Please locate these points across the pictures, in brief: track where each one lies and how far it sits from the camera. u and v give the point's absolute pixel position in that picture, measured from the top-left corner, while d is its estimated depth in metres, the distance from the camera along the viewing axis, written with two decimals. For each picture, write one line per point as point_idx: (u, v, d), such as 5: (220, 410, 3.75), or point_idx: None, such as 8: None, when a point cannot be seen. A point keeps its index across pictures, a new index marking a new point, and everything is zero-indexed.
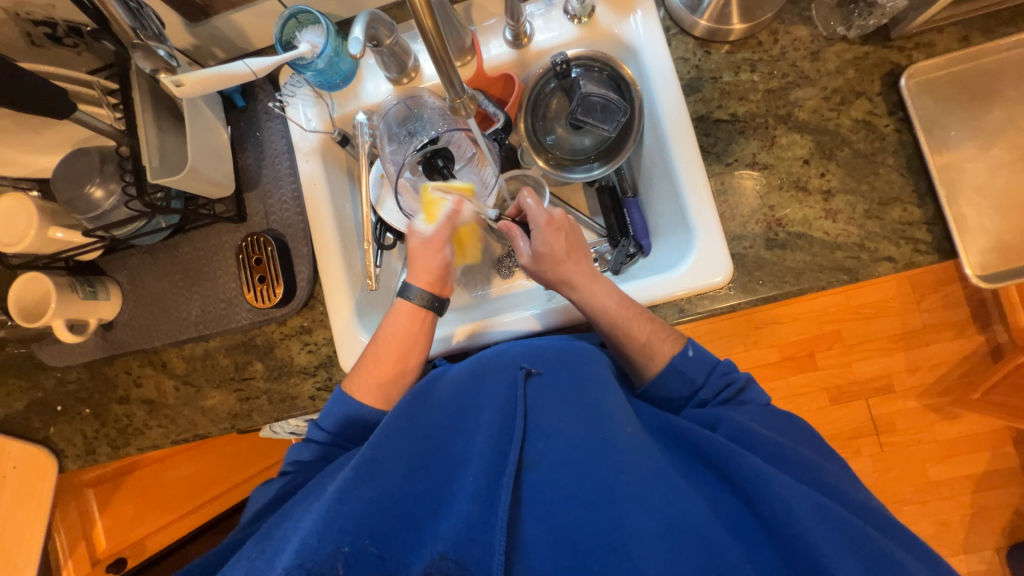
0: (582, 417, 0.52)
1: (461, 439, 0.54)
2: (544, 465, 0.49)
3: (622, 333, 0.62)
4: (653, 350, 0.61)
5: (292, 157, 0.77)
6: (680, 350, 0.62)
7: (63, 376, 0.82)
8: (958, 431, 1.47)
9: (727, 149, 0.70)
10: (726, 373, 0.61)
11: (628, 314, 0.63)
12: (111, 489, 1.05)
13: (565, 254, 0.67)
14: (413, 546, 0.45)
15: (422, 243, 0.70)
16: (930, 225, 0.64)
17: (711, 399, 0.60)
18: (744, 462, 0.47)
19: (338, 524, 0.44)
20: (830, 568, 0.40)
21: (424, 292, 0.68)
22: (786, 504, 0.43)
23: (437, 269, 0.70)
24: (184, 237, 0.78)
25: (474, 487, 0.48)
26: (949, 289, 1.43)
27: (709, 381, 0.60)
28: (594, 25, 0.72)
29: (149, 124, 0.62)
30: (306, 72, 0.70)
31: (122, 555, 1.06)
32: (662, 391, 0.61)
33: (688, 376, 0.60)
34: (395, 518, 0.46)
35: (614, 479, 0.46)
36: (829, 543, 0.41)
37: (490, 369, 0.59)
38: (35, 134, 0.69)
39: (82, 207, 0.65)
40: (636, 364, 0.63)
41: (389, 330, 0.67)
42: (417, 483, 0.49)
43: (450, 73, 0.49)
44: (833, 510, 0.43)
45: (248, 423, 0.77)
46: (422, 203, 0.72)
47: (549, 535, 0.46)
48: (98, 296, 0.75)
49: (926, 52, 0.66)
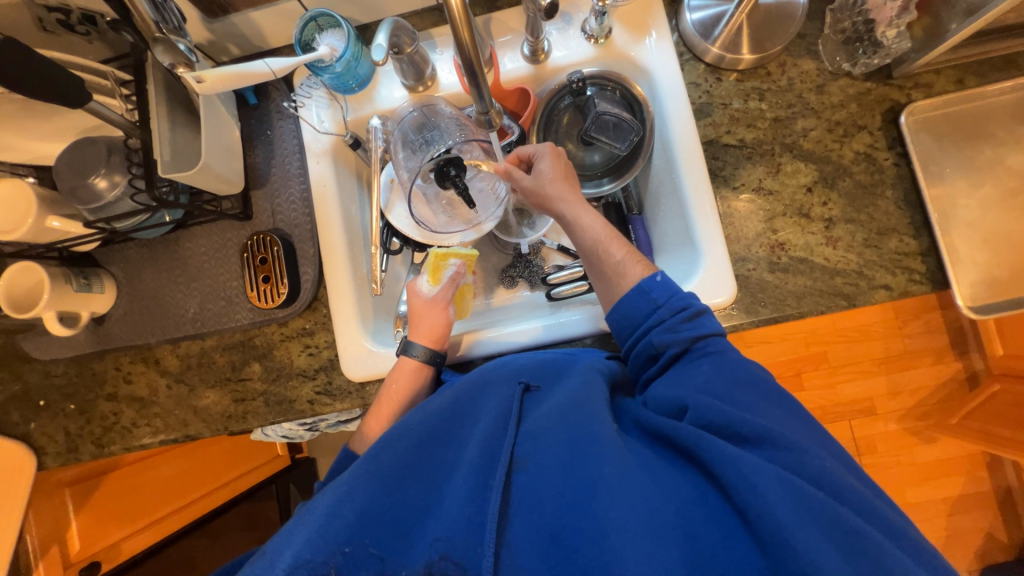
0: (568, 417, 0.51)
1: (452, 443, 0.53)
2: (532, 467, 0.48)
3: (602, 249, 0.64)
4: (625, 267, 0.62)
5: (302, 158, 0.76)
6: (650, 274, 0.61)
7: (48, 370, 0.79)
8: (936, 455, 1.51)
9: (734, 173, 0.72)
10: (685, 296, 0.58)
11: (608, 233, 0.65)
12: (88, 488, 0.99)
13: (559, 178, 0.68)
14: (408, 549, 0.45)
15: (426, 303, 0.72)
16: (924, 256, 0.67)
17: (669, 317, 0.57)
18: (713, 445, 0.45)
19: (333, 531, 0.43)
20: (792, 544, 0.38)
21: (426, 348, 0.69)
22: (752, 485, 0.41)
23: (441, 327, 0.71)
24: (186, 233, 0.76)
25: (465, 488, 0.47)
26: (930, 316, 1.51)
27: (669, 302, 0.58)
28: (610, 45, 0.74)
29: (162, 118, 0.61)
30: (324, 74, 0.70)
31: (95, 560, 0.98)
32: (625, 317, 0.60)
33: (651, 294, 0.58)
34: (386, 524, 0.45)
35: (598, 475, 0.45)
36: (790, 515, 0.39)
37: (490, 380, 0.60)
38: (38, 120, 0.68)
39: (84, 198, 0.64)
40: (609, 283, 0.63)
41: (394, 389, 0.67)
42: (406, 487, 0.48)
43: (481, 85, 0.50)
44: (794, 481, 0.41)
45: (242, 426, 0.75)
46: (428, 265, 0.73)
47: (536, 535, 0.44)
48: (93, 289, 0.73)
49: (924, 92, 0.70)
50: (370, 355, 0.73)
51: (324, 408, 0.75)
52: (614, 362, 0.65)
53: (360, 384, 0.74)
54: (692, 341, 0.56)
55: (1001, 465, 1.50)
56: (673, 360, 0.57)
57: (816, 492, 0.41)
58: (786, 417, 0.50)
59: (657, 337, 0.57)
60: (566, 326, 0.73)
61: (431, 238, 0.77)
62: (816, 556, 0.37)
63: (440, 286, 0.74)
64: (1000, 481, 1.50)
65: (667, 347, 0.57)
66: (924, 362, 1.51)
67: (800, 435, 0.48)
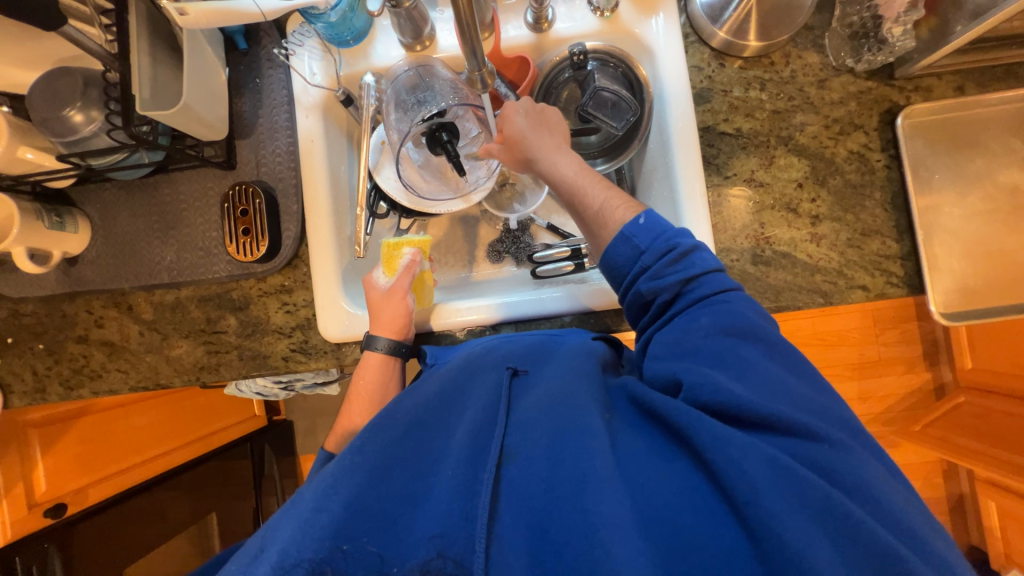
0: (555, 409, 0.49)
1: (439, 431, 0.50)
2: (522, 459, 0.45)
3: (578, 203, 0.64)
4: (606, 216, 0.61)
5: (291, 110, 0.74)
6: (633, 218, 0.59)
7: (17, 308, 0.77)
8: (896, 459, 1.57)
9: (728, 162, 0.71)
10: (671, 237, 0.56)
11: (586, 180, 0.64)
12: (58, 431, 1.00)
13: (529, 132, 0.66)
14: (399, 543, 0.40)
15: (383, 295, 0.70)
16: (903, 260, 0.68)
17: (654, 262, 0.56)
18: (704, 424, 0.43)
19: (320, 527, 0.39)
20: (779, 530, 0.37)
21: (389, 342, 0.69)
22: (741, 469, 0.40)
23: (402, 317, 0.70)
24: (166, 178, 0.74)
25: (453, 482, 0.43)
26: (907, 326, 1.54)
27: (654, 246, 0.56)
28: (616, 20, 0.72)
29: (143, 54, 0.59)
30: (318, 23, 0.67)
31: (61, 501, 0.97)
32: (612, 266, 0.59)
33: (634, 240, 0.56)
34: (372, 518, 0.40)
35: (587, 468, 0.42)
36: (778, 499, 0.38)
37: (477, 368, 0.59)
38: (12, 44, 0.64)
39: (58, 130, 0.61)
40: (594, 233, 0.63)
41: (362, 384, 0.69)
42: (393, 477, 0.44)
43: (474, 43, 0.48)
44: (785, 463, 0.40)
45: (214, 378, 0.75)
46: (384, 258, 0.74)
47: (524, 530, 0.41)
48: (66, 228, 0.71)
49: (923, 95, 0.69)
50: (350, 317, 0.73)
51: (298, 366, 0.74)
52: (601, 344, 0.65)
53: (337, 345, 0.74)
54: (682, 284, 0.55)
55: (957, 474, 1.55)
56: (666, 305, 0.56)
57: (807, 474, 0.40)
58: (789, 376, 0.49)
59: (645, 286, 0.56)
60: (546, 302, 0.73)
61: (418, 204, 0.76)
62: (804, 544, 0.37)
63: (397, 276, 0.73)
64: (954, 489, 1.56)
65: (657, 295, 0.56)
66: (896, 370, 1.55)
67: (822, 421, 0.46)
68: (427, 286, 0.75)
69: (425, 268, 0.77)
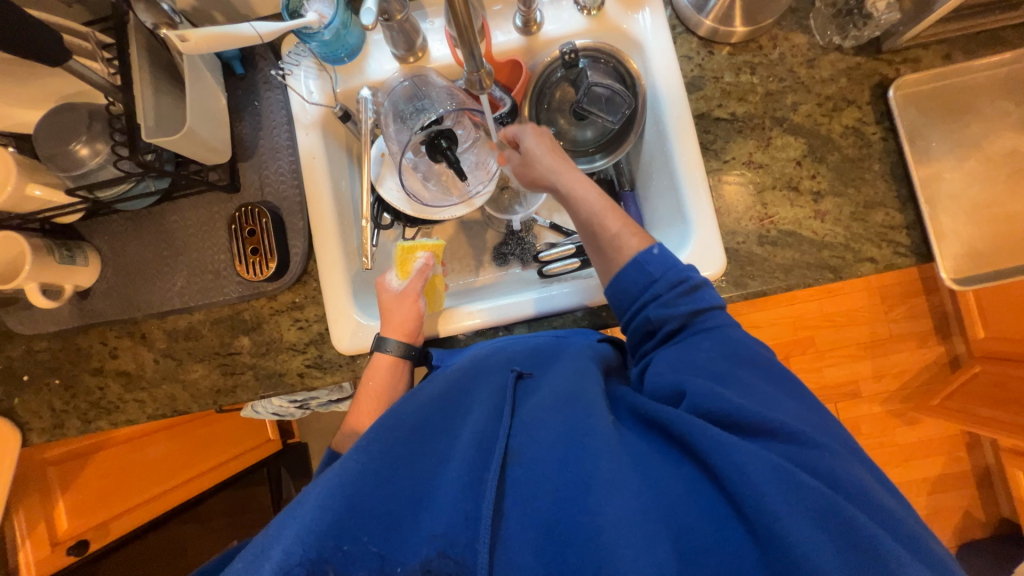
0: (561, 409, 0.48)
1: (446, 433, 0.49)
2: (527, 459, 0.45)
3: (596, 224, 0.63)
4: (622, 241, 0.61)
5: (291, 129, 0.75)
6: (647, 248, 0.60)
7: (32, 345, 0.78)
8: (917, 436, 1.55)
9: (725, 147, 0.72)
10: (683, 269, 0.57)
11: (605, 206, 0.64)
12: (76, 467, 0.98)
13: (551, 152, 0.67)
14: (404, 542, 0.40)
15: (395, 296, 0.71)
16: (909, 230, 0.68)
17: (666, 291, 0.56)
18: (707, 432, 0.43)
19: (323, 525, 0.38)
20: (785, 535, 0.37)
21: (399, 344, 0.69)
22: (745, 475, 0.39)
23: (413, 319, 0.71)
24: (172, 205, 0.75)
25: (457, 483, 0.43)
26: (915, 301, 1.53)
27: (666, 276, 0.57)
28: (603, 18, 0.73)
29: (146, 85, 0.60)
30: (312, 42, 0.68)
31: (83, 538, 0.97)
32: (622, 291, 0.59)
33: (648, 267, 0.58)
34: (379, 518, 0.41)
35: (593, 469, 0.42)
36: (785, 507, 0.38)
37: (479, 371, 0.58)
38: (19, 86, 0.66)
39: (64, 164, 0.62)
40: (606, 257, 0.63)
41: (371, 386, 0.69)
42: (396, 478, 0.43)
43: (472, 44, 0.48)
44: (788, 469, 0.40)
45: (231, 400, 0.75)
46: (398, 260, 0.75)
47: (530, 531, 0.41)
48: (76, 262, 0.71)
49: (912, 67, 0.70)
50: (361, 327, 0.73)
51: (314, 381, 0.74)
52: (606, 344, 0.66)
53: (351, 357, 0.74)
54: (690, 315, 0.55)
55: (980, 446, 1.54)
56: (670, 334, 0.56)
57: (810, 480, 0.40)
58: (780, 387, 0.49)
59: (654, 313, 0.57)
60: (556, 297, 0.73)
61: (423, 212, 0.77)
62: (810, 551, 0.36)
63: (410, 279, 0.73)
64: (978, 461, 1.54)
65: (664, 323, 0.56)
66: (908, 346, 1.54)
67: (808, 426, 0.46)
68: (438, 292, 0.77)
69: (436, 272, 0.78)
